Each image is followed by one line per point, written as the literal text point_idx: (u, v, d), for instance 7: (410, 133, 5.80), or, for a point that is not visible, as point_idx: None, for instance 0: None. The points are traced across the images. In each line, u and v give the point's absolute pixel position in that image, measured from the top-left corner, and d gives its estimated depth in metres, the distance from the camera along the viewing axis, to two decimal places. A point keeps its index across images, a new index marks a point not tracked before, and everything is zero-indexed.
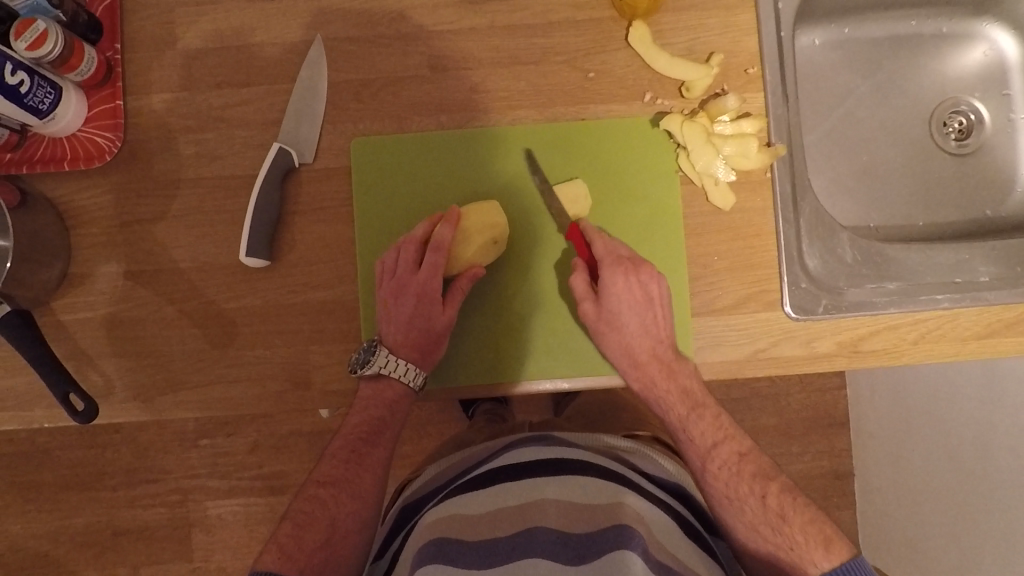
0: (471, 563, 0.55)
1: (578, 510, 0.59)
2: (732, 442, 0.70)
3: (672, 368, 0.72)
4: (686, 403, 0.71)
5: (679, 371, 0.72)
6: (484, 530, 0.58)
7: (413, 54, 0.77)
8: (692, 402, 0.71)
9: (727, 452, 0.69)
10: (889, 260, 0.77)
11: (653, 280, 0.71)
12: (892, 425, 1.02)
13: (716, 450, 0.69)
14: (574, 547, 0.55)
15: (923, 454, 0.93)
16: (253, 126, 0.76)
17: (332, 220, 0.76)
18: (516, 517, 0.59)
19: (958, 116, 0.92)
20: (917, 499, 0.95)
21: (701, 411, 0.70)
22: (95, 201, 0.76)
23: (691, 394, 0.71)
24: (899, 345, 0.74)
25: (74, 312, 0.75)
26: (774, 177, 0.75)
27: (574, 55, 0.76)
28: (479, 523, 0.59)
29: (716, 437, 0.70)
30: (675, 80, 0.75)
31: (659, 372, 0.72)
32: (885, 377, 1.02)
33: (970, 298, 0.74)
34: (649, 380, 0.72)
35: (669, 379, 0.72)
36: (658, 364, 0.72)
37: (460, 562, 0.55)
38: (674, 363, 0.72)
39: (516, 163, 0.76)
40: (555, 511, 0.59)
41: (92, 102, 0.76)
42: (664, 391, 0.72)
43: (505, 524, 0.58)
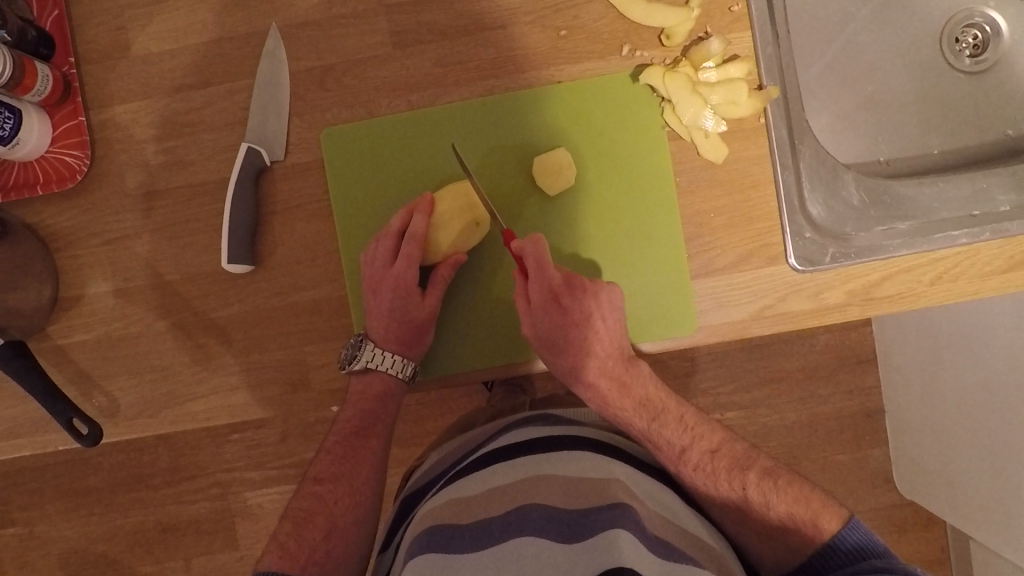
0: (464, 545, 0.52)
1: (573, 484, 0.57)
2: (701, 441, 0.68)
3: (624, 382, 0.70)
4: (644, 415, 0.69)
5: (632, 384, 0.70)
6: (477, 511, 0.56)
7: (374, 32, 0.73)
8: (651, 411, 0.69)
9: (699, 452, 0.67)
10: (899, 199, 0.72)
11: (588, 298, 0.69)
12: (908, 359, 0.97)
13: (687, 455, 0.67)
14: (567, 524, 0.51)
15: (956, 392, 0.90)
16: (219, 127, 0.74)
17: (311, 217, 0.74)
18: (509, 496, 0.57)
19: (972, 30, 0.86)
20: (951, 437, 0.93)
21: (662, 419, 0.69)
22: (73, 221, 0.75)
23: (648, 402, 0.70)
24: (915, 288, 0.70)
25: (70, 336, 0.75)
26: (769, 122, 0.70)
27: (544, 13, 0.71)
28: (473, 506, 0.57)
29: (684, 440, 0.68)
30: (653, 28, 0.70)
31: (612, 389, 0.70)
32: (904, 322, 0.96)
33: (990, 231, 0.69)
34: (603, 399, 0.70)
35: (623, 395, 0.70)
36: (609, 380, 0.70)
37: (451, 547, 0.52)
38: (624, 374, 0.70)
39: (491, 138, 0.73)
40: (551, 490, 0.56)
41: (55, 120, 0.74)
42: (618, 410, 0.70)
43: (498, 503, 0.56)
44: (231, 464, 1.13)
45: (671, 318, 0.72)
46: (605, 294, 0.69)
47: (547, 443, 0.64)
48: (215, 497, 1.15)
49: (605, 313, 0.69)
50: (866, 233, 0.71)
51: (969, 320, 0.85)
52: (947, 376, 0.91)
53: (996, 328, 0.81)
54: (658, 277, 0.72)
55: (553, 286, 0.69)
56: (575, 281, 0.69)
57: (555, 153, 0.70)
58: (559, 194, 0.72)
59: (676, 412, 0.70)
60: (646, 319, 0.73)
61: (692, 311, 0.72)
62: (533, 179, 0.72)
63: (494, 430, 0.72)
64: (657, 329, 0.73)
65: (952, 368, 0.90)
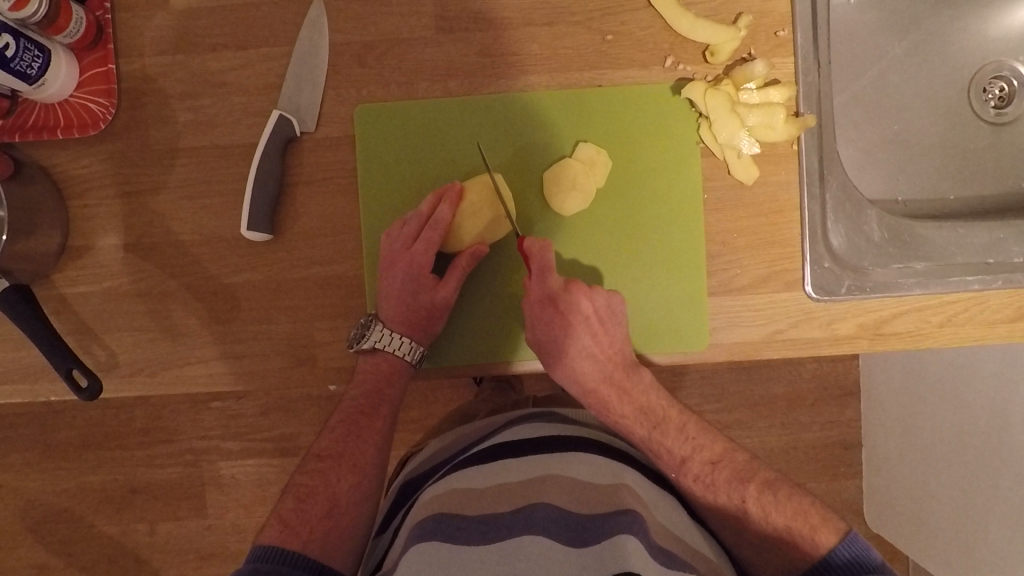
0: (470, 537, 0.52)
1: (582, 488, 0.57)
2: (703, 451, 0.69)
3: (625, 389, 0.71)
4: (645, 423, 0.71)
5: (633, 391, 0.71)
6: (482, 505, 0.56)
7: (420, 13, 0.72)
8: (651, 419, 0.71)
9: (699, 462, 0.68)
10: (919, 240, 0.73)
11: (584, 299, 0.69)
12: (903, 400, 0.99)
13: (686, 466, 0.68)
14: (577, 529, 0.51)
15: (933, 433, 0.92)
16: (253, 91, 0.72)
17: (336, 193, 0.73)
18: (515, 493, 0.57)
19: (998, 82, 0.87)
20: (923, 477, 0.95)
21: (663, 426, 0.70)
22: (90, 169, 0.73)
23: (648, 410, 0.71)
24: (924, 328, 0.72)
25: (75, 286, 0.73)
26: (801, 149, 0.71)
27: (591, 15, 0.71)
28: (480, 498, 0.57)
29: (685, 450, 0.69)
30: (698, 43, 0.71)
31: (612, 395, 0.71)
32: (901, 359, 0.98)
33: (1002, 280, 0.71)
34: (604, 405, 0.72)
35: (624, 401, 0.71)
36: (610, 386, 0.72)
37: (458, 538, 0.52)
38: (626, 381, 0.71)
39: (527, 134, 0.72)
40: (559, 491, 0.57)
41: (83, 65, 0.72)
42: (619, 416, 0.71)
43: (504, 499, 0.56)
44: (208, 432, 1.15)
45: (683, 332, 0.72)
46: (602, 298, 0.69)
47: (552, 444, 0.65)
48: (188, 464, 1.16)
49: (602, 317, 0.69)
50: (882, 269, 0.72)
51: (958, 364, 0.86)
52: (929, 417, 0.92)
53: (979, 378, 0.82)
54: (675, 289, 0.73)
55: (548, 289, 0.69)
56: (574, 284, 0.70)
57: (580, 149, 0.71)
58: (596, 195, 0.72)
59: (678, 421, 0.71)
60: (660, 330, 0.73)
61: (705, 328, 0.72)
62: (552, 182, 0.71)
63: (497, 427, 0.72)
64: (669, 341, 0.73)
65: (935, 410, 0.91)
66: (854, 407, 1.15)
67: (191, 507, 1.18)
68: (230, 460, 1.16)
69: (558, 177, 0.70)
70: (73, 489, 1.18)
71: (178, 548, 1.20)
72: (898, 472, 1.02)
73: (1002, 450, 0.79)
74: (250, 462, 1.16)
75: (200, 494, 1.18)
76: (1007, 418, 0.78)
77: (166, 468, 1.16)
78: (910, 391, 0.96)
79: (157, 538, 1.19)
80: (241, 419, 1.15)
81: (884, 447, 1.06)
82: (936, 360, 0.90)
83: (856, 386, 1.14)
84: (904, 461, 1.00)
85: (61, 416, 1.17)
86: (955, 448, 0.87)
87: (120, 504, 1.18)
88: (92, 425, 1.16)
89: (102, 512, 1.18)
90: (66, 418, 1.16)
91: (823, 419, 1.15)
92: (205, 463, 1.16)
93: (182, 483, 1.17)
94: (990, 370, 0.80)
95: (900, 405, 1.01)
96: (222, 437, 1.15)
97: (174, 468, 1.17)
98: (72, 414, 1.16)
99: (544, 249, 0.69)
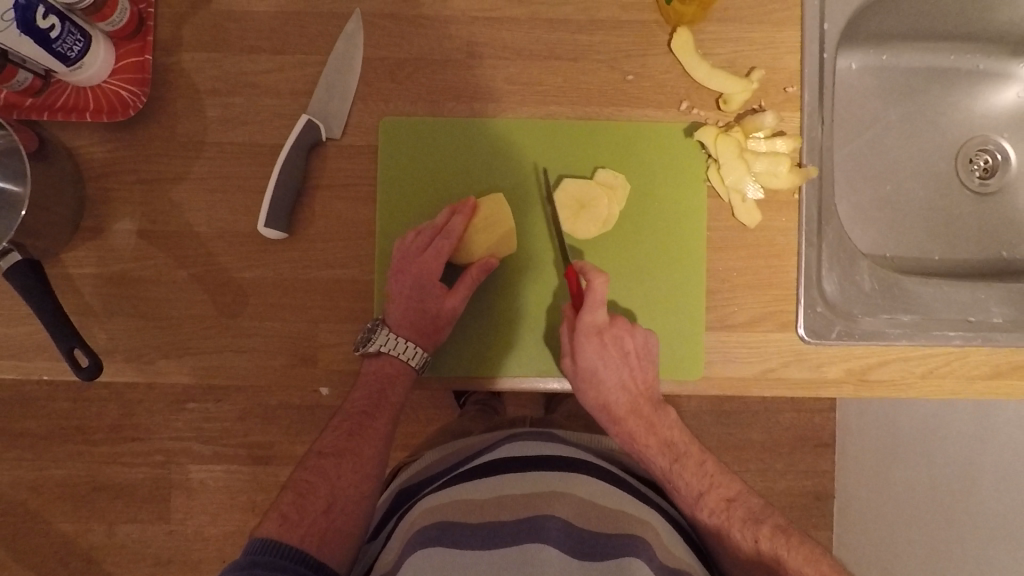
0: (475, 542, 0.57)
1: (584, 505, 0.63)
2: (720, 488, 0.72)
3: (652, 422, 0.74)
4: (666, 455, 0.74)
5: (660, 425, 0.74)
6: (485, 513, 0.61)
7: (452, 38, 0.75)
8: (673, 452, 0.74)
9: (714, 499, 0.72)
10: (905, 293, 0.78)
11: (626, 335, 0.72)
12: (877, 452, 1.02)
13: (703, 500, 0.71)
14: (580, 543, 0.57)
15: (904, 485, 0.93)
16: (284, 95, 0.75)
17: (355, 199, 0.75)
18: (517, 504, 0.62)
19: (984, 154, 0.93)
20: (890, 525, 0.96)
21: (683, 461, 0.73)
22: (114, 154, 0.74)
23: (672, 444, 0.74)
24: (907, 378, 0.75)
25: (84, 267, 0.73)
26: (802, 198, 0.75)
27: (615, 55, 0.75)
28: (485, 506, 0.62)
29: (703, 485, 0.72)
30: (713, 91, 0.75)
31: (639, 426, 0.74)
32: (877, 410, 1.01)
33: (982, 338, 0.74)
34: (628, 435, 0.75)
35: (650, 433, 0.74)
36: (636, 418, 0.74)
37: (463, 544, 0.57)
38: (652, 416, 0.75)
39: (546, 158, 0.75)
40: (565, 505, 0.62)
41: (120, 53, 0.74)
42: (644, 446, 0.74)
43: (507, 509, 0.61)
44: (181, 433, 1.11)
45: (679, 361, 0.75)
46: (641, 335, 0.72)
47: (552, 460, 0.70)
48: (158, 464, 1.13)
49: (638, 354, 0.72)
50: (871, 318, 0.76)
51: (933, 419, 0.89)
52: (902, 468, 0.94)
53: (953, 433, 0.86)
54: (674, 319, 0.75)
55: (596, 322, 0.70)
56: (617, 319, 0.72)
57: (599, 173, 0.74)
58: (612, 217, 0.74)
59: (698, 456, 0.74)
60: (656, 358, 0.75)
61: (700, 359, 0.74)
62: (581, 202, 0.72)
63: (496, 440, 0.75)
64: (664, 369, 0.75)
65: (908, 462, 0.93)
66: (829, 456, 1.17)
67: (159, 507, 1.15)
68: (202, 462, 1.13)
69: (575, 191, 0.72)
70: (36, 480, 1.13)
71: (136, 551, 1.17)
72: (866, 519, 1.04)
73: (971, 503, 0.81)
74: (226, 465, 1.14)
75: (170, 494, 1.14)
76: (979, 474, 0.81)
77: (136, 467, 1.13)
78: (884, 444, 0.99)
79: (117, 539, 1.16)
80: (215, 424, 1.10)
81: (855, 497, 1.09)
82: (911, 413, 0.93)
83: (832, 436, 1.17)
84: (873, 510, 1.02)
85: (31, 403, 1.12)
86: (924, 498, 0.89)
87: (84, 498, 1.14)
88: (61, 416, 1.12)
89: (65, 505, 1.14)
90: (35, 407, 1.12)
91: (799, 466, 1.17)
92: (175, 466, 1.12)
93: (151, 482, 1.13)
94: (965, 425, 0.84)
95: (874, 456, 1.03)
96: (197, 440, 1.11)
97: (144, 467, 1.13)
98: (43, 403, 1.12)
99: (599, 284, 0.70)
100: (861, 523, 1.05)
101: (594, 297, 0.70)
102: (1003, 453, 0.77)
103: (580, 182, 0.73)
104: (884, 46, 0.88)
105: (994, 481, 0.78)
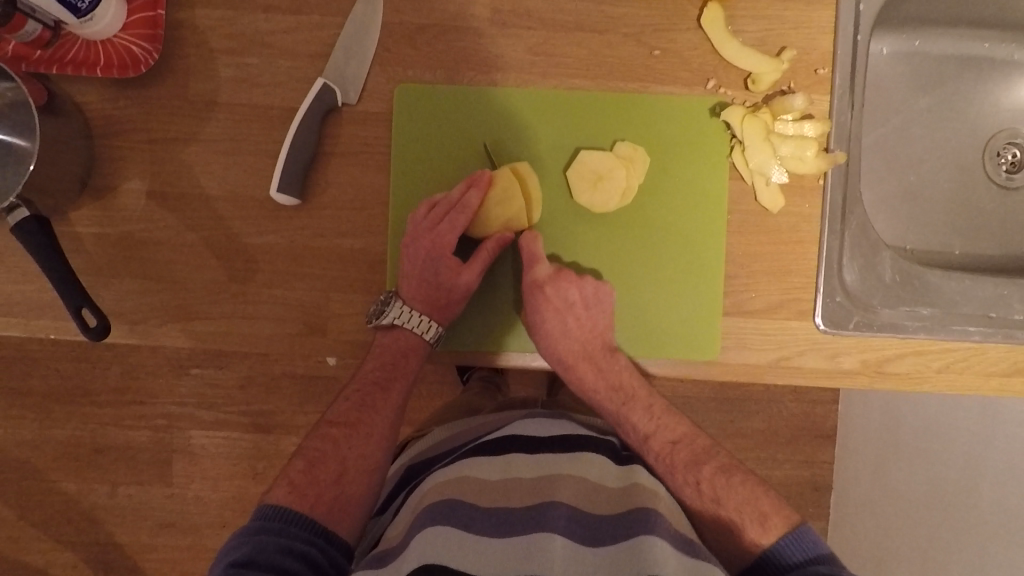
0: (485, 527, 0.58)
1: (592, 490, 0.64)
2: (666, 430, 0.72)
3: (599, 365, 0.74)
4: (613, 399, 0.73)
5: (608, 369, 0.74)
6: (494, 497, 0.62)
7: (475, 4, 0.73)
8: (622, 396, 0.73)
9: (660, 442, 0.71)
10: (927, 286, 0.76)
11: (572, 286, 0.71)
12: (877, 446, 1.02)
13: (649, 442, 0.71)
14: (591, 531, 0.58)
15: (906, 478, 0.92)
16: (300, 57, 0.73)
17: (369, 168, 0.73)
18: (527, 489, 0.63)
19: (1012, 148, 0.90)
20: (886, 520, 0.94)
21: (631, 403, 0.73)
22: (126, 112, 0.72)
23: (620, 387, 0.73)
24: (923, 372, 0.74)
25: (92, 227, 0.72)
26: (827, 185, 0.73)
27: (642, 29, 0.73)
28: (493, 491, 0.63)
29: (650, 428, 0.72)
30: (741, 70, 0.73)
31: (586, 371, 0.74)
32: (881, 401, 1.01)
33: (1002, 334, 0.74)
34: (578, 381, 0.75)
35: (597, 376, 0.74)
36: (589, 365, 0.74)
37: (473, 527, 0.58)
38: (601, 360, 0.74)
39: (565, 131, 0.73)
40: (573, 491, 0.63)
41: (131, 7, 0.72)
42: (592, 392, 0.74)
43: (517, 495, 0.62)
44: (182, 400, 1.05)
45: (693, 343, 0.74)
46: (590, 286, 0.71)
47: (562, 442, 0.70)
48: (160, 429, 1.09)
49: (587, 303, 0.72)
50: (890, 309, 0.74)
51: (938, 416, 0.87)
52: (903, 461, 0.93)
53: (958, 430, 0.84)
54: (692, 302, 0.74)
55: (538, 277, 0.71)
56: (563, 274, 0.71)
57: (619, 147, 0.72)
58: (633, 193, 0.72)
59: (647, 399, 0.73)
60: (671, 338, 0.74)
61: (715, 343, 0.73)
62: (599, 177, 0.70)
63: (506, 419, 0.76)
64: (677, 352, 0.74)
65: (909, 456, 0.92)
66: (829, 447, 1.17)
67: (159, 470, 1.14)
68: (203, 429, 1.11)
69: (593, 164, 0.71)
70: (39, 441, 1.11)
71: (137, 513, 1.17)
72: (860, 509, 1.04)
73: (973, 500, 0.79)
74: (230, 432, 1.12)
75: (171, 458, 1.13)
76: (982, 471, 0.79)
77: (138, 430, 1.09)
78: (884, 437, 0.99)
79: (117, 500, 1.16)
80: (218, 391, 1.05)
81: (851, 487, 1.09)
82: (915, 411, 0.92)
83: (834, 428, 1.17)
84: (870, 503, 1.01)
85: (36, 361, 1.08)
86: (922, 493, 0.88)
87: (87, 459, 1.13)
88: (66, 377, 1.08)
89: (67, 466, 1.13)
90: (41, 366, 1.08)
91: (798, 456, 1.17)
92: (175, 431, 1.09)
93: (155, 445, 1.11)
94: (968, 416, 0.83)
95: (874, 449, 1.02)
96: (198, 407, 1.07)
97: (147, 431, 1.09)
98: (45, 363, 1.08)
99: (533, 240, 0.71)
100: (855, 513, 1.05)
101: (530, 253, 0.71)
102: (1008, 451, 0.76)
103: (599, 155, 0.71)
104: (917, 31, 0.85)
105: (997, 480, 0.76)
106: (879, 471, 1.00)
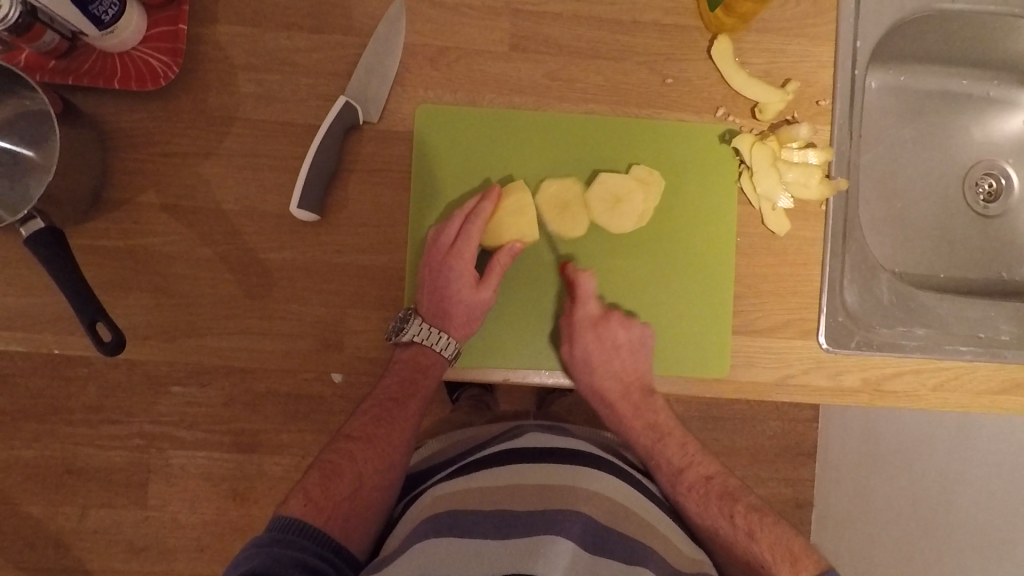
0: (487, 530, 0.60)
1: (597, 501, 0.66)
2: (699, 466, 0.77)
3: (638, 405, 0.78)
4: (649, 436, 0.78)
5: (645, 409, 0.78)
6: (497, 504, 0.64)
7: (497, 29, 0.75)
8: (657, 433, 0.78)
9: (693, 475, 0.76)
10: (920, 307, 0.81)
11: (621, 328, 0.74)
12: (853, 464, 1.04)
13: (682, 476, 0.76)
14: (594, 537, 0.60)
15: (886, 494, 0.91)
16: (322, 75, 0.73)
17: (388, 185, 0.74)
18: (529, 497, 0.65)
19: (989, 179, 0.96)
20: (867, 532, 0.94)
21: (666, 439, 0.78)
22: (142, 124, 0.72)
23: (655, 426, 0.78)
24: (918, 390, 0.79)
25: (104, 240, 0.71)
26: (829, 210, 0.77)
27: (656, 58, 0.76)
28: (495, 497, 0.65)
29: (683, 461, 0.77)
30: (749, 100, 0.76)
31: (627, 409, 0.78)
32: (858, 419, 1.03)
33: (990, 355, 0.78)
34: (618, 417, 0.79)
35: (636, 415, 0.78)
36: (625, 401, 0.78)
37: (474, 531, 0.60)
38: (641, 401, 0.78)
39: (580, 152, 0.76)
40: (579, 500, 0.65)
41: (152, 21, 0.72)
42: (629, 426, 0.79)
43: (518, 501, 0.64)
44: (162, 417, 0.95)
45: (703, 359, 0.76)
46: (636, 330, 0.74)
47: (564, 456, 0.72)
48: (138, 450, 0.99)
49: (632, 346, 0.75)
50: (887, 329, 0.78)
51: (917, 432, 0.87)
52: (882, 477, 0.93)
53: (935, 445, 0.84)
54: (700, 320, 0.76)
55: (590, 315, 0.73)
56: (612, 313, 0.74)
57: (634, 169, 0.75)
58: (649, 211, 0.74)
59: (681, 437, 0.79)
60: (680, 355, 0.76)
61: (725, 358, 0.76)
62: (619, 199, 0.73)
63: (499, 433, 0.80)
64: (689, 367, 0.76)
65: (888, 470, 0.92)
66: (809, 466, 1.20)
67: (135, 491, 1.02)
68: (184, 449, 1.00)
69: (613, 186, 0.73)
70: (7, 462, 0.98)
71: (104, 542, 1.07)
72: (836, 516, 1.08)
73: (948, 516, 0.79)
74: (210, 452, 1.02)
75: (149, 479, 1.02)
76: (961, 487, 0.79)
77: (116, 449, 1.00)
78: (860, 453, 1.02)
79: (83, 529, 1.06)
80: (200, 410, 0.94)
81: (830, 502, 1.12)
82: (897, 423, 0.91)
83: (815, 447, 1.20)
84: (850, 517, 1.02)
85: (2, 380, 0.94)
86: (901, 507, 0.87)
87: (58, 483, 1.01)
88: (40, 395, 0.95)
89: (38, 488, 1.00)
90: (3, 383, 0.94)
91: (779, 474, 1.20)
92: (155, 451, 1.00)
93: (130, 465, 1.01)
94: (945, 438, 0.83)
95: (853, 464, 1.05)
96: (180, 425, 0.96)
97: (124, 450, 1.00)
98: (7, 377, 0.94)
99: (586, 278, 0.72)
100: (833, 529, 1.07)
101: (583, 293, 0.72)
102: (981, 470, 0.77)
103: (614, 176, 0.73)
104: (904, 67, 0.91)
105: (975, 493, 0.77)
106: (859, 489, 1.01)
